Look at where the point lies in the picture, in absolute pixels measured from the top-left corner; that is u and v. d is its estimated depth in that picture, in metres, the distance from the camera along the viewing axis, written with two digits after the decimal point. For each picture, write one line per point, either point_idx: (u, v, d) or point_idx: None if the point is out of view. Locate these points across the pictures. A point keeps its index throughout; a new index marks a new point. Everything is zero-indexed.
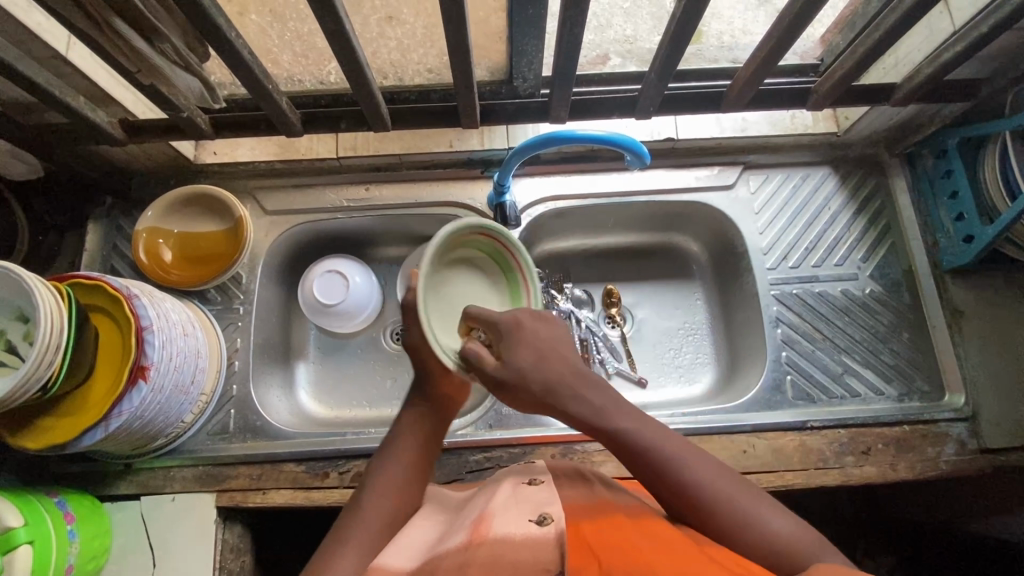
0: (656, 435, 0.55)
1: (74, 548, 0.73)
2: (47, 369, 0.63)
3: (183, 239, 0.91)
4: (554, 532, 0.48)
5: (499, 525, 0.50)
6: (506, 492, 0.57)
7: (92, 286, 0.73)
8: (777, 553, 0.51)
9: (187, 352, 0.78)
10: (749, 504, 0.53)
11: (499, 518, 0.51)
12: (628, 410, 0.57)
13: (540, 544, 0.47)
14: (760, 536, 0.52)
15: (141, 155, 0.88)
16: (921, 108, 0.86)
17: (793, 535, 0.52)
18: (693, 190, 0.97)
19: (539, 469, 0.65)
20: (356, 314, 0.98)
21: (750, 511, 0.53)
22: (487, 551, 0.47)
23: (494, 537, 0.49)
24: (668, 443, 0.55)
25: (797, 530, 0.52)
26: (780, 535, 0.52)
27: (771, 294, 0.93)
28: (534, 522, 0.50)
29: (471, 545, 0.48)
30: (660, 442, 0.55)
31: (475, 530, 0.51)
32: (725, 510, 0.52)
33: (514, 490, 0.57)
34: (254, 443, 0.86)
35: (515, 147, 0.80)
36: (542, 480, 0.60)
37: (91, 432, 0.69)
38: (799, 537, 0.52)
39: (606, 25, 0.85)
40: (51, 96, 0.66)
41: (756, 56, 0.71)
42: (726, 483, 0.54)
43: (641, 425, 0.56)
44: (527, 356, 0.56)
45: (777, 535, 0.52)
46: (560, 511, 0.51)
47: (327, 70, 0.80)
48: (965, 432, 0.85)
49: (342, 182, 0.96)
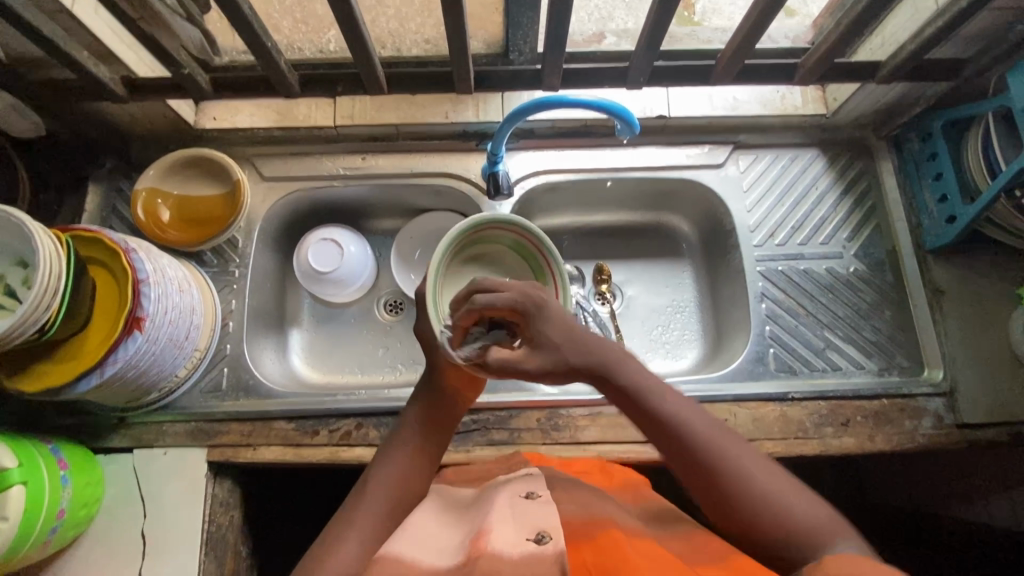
0: (682, 409, 0.56)
1: (66, 494, 0.75)
2: (43, 313, 0.65)
3: (182, 201, 0.92)
4: (554, 550, 0.49)
5: (498, 542, 0.51)
6: (505, 504, 0.57)
7: (90, 239, 0.75)
8: (796, 531, 0.50)
9: (182, 309, 0.80)
10: (766, 480, 0.52)
11: (500, 534, 0.52)
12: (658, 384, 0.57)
13: (538, 562, 0.48)
14: (776, 512, 0.51)
15: (142, 116, 0.89)
16: (908, 89, 0.88)
17: (812, 518, 0.50)
18: (684, 168, 0.98)
19: (538, 478, 0.62)
20: (350, 282, 1.01)
21: (769, 489, 0.52)
22: (484, 566, 0.49)
23: (491, 557, 0.49)
24: (695, 417, 0.56)
25: (819, 514, 0.51)
26: (797, 513, 0.50)
27: (757, 270, 0.95)
28: (532, 541, 0.50)
29: (472, 561, 0.50)
30: (686, 416, 0.55)
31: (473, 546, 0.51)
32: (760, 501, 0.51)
33: (512, 502, 0.57)
34: (247, 401, 0.88)
35: (508, 114, 0.81)
36: (541, 493, 0.58)
37: (86, 378, 0.71)
38: (820, 521, 0.50)
39: (607, 17, 0.92)
40: (53, 46, 0.67)
41: (743, 27, 0.73)
42: (743, 454, 0.54)
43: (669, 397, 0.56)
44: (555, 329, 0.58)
45: (797, 517, 0.50)
46: (558, 528, 0.51)
47: (326, 38, 0.85)
48: (942, 407, 0.87)
49: (339, 150, 0.98)
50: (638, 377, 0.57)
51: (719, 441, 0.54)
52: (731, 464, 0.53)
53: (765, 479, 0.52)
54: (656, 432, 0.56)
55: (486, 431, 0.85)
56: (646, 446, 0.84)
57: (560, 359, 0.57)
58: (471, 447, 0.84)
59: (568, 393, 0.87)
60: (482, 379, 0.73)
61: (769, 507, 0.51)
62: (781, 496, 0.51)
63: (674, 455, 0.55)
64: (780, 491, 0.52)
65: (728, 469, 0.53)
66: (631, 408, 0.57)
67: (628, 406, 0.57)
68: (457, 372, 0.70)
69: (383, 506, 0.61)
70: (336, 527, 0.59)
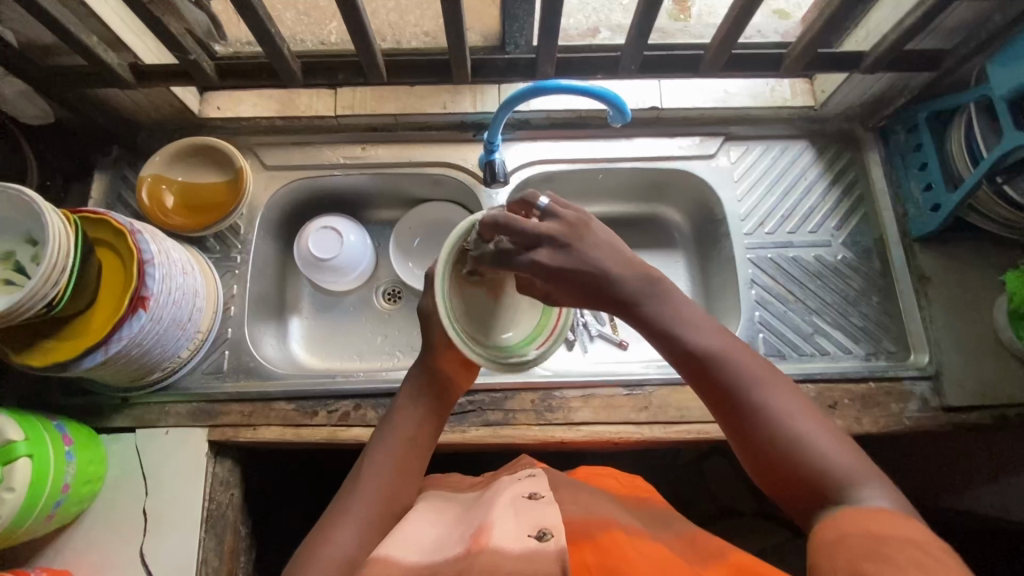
0: (720, 345, 0.55)
1: (71, 469, 0.77)
2: (52, 288, 0.67)
3: (186, 187, 0.94)
4: (555, 547, 0.49)
5: (499, 537, 0.52)
6: (507, 504, 0.58)
7: (98, 221, 0.78)
8: (825, 475, 0.49)
9: (185, 290, 0.82)
10: (798, 422, 0.51)
11: (500, 530, 0.53)
12: (697, 320, 0.57)
13: (539, 557, 0.48)
14: (807, 455, 0.50)
15: (148, 104, 0.91)
16: (892, 80, 0.90)
17: (843, 464, 0.49)
18: (676, 158, 1.01)
19: (540, 480, 0.63)
20: (349, 270, 1.03)
21: (800, 431, 0.51)
22: (484, 559, 0.49)
23: (492, 549, 0.50)
24: (733, 354, 0.55)
25: (852, 460, 0.50)
26: (828, 458, 0.49)
27: (747, 258, 0.97)
28: (534, 538, 0.51)
29: (473, 555, 0.50)
30: (724, 352, 0.55)
31: (475, 542, 0.52)
32: (790, 442, 0.51)
33: (513, 503, 0.58)
34: (247, 382, 0.90)
35: (503, 101, 0.83)
36: (541, 493, 0.59)
37: (91, 354, 0.72)
38: (851, 467, 0.49)
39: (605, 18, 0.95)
40: (64, 30, 0.70)
41: (730, 15, 0.75)
42: (778, 395, 0.53)
43: (707, 334, 0.56)
44: (582, 271, 0.55)
45: (828, 462, 0.49)
46: (559, 525, 0.52)
47: (327, 29, 0.88)
48: (928, 390, 0.89)
49: (340, 140, 1.00)
50: (681, 312, 0.57)
51: (754, 381, 0.54)
52: (764, 403, 0.53)
53: (798, 421, 0.52)
54: (690, 367, 0.55)
55: (481, 412, 0.87)
56: (637, 427, 0.86)
57: (589, 300, 0.56)
58: (466, 427, 0.86)
59: (562, 376, 0.89)
60: (475, 367, 0.75)
61: (802, 447, 0.50)
62: (813, 440, 0.50)
63: (710, 389, 0.55)
64: (812, 434, 0.51)
65: (761, 407, 0.52)
66: (665, 345, 0.56)
67: (664, 341, 0.56)
68: (449, 359, 0.71)
69: (378, 492, 0.63)
70: (333, 516, 0.61)
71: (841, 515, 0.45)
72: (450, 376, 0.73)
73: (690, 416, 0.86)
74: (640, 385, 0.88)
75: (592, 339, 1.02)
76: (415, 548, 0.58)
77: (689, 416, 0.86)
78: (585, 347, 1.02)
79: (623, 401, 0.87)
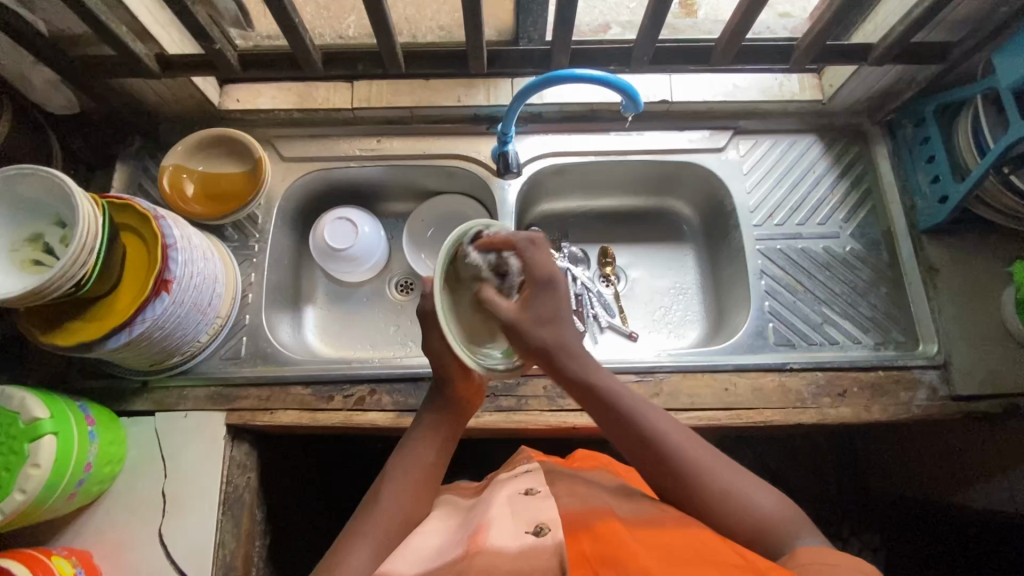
0: (653, 420, 0.67)
1: (93, 448, 0.79)
2: (80, 268, 0.69)
3: (206, 177, 0.96)
4: (551, 541, 0.51)
5: (496, 535, 0.53)
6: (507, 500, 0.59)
7: (123, 206, 0.80)
8: (758, 524, 0.60)
9: (206, 275, 0.83)
10: (728, 480, 0.63)
11: (498, 528, 0.54)
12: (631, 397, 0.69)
13: (535, 553, 0.50)
14: (743, 508, 0.61)
15: (170, 96, 0.94)
16: (899, 73, 0.92)
17: (774, 513, 0.60)
18: (686, 151, 1.02)
19: (536, 476, 0.65)
20: (363, 261, 1.05)
21: (732, 486, 0.62)
22: (481, 558, 0.51)
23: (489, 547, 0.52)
24: (664, 427, 0.66)
25: (780, 508, 0.61)
26: (758, 507, 0.61)
27: (757, 249, 0.99)
28: (531, 533, 0.53)
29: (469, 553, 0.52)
30: (657, 426, 0.66)
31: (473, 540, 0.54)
32: (724, 500, 0.61)
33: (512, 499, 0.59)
34: (264, 367, 0.91)
35: (517, 92, 0.85)
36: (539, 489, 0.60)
37: (115, 335, 0.74)
38: (781, 513, 0.60)
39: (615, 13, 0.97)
40: (96, 18, 0.72)
41: (742, 4, 0.76)
42: (705, 457, 0.64)
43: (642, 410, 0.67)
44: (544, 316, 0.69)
45: (762, 513, 0.60)
46: (556, 519, 0.53)
47: (346, 24, 0.90)
48: (937, 378, 0.90)
49: (356, 133, 1.02)
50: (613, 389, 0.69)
51: (686, 449, 0.65)
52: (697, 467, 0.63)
53: (727, 480, 0.63)
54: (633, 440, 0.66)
55: (494, 398, 0.88)
56: None
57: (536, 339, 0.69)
58: (480, 412, 0.87)
59: None
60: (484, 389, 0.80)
61: (736, 506, 0.61)
62: (744, 496, 0.62)
63: (650, 461, 0.65)
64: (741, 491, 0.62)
65: (696, 471, 0.63)
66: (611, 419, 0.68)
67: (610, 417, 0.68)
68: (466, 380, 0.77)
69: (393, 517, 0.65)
70: (347, 539, 0.63)
71: (794, 556, 0.55)
72: (467, 395, 0.78)
73: (700, 403, 0.88)
74: (651, 372, 0.90)
75: (602, 330, 1.02)
76: (434, 542, 0.59)
77: (699, 403, 0.88)
78: (595, 338, 1.01)
79: (635, 387, 0.89)
